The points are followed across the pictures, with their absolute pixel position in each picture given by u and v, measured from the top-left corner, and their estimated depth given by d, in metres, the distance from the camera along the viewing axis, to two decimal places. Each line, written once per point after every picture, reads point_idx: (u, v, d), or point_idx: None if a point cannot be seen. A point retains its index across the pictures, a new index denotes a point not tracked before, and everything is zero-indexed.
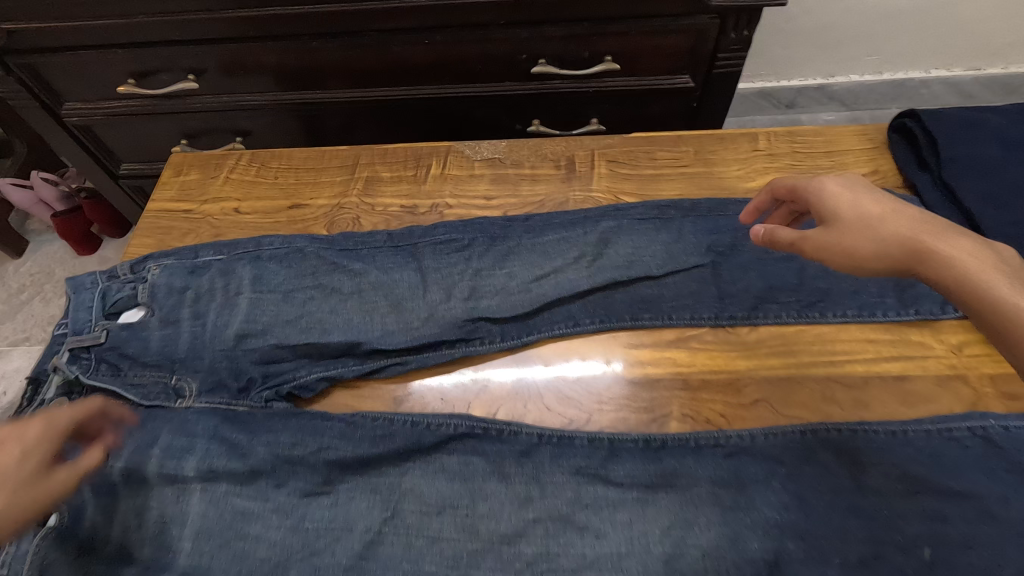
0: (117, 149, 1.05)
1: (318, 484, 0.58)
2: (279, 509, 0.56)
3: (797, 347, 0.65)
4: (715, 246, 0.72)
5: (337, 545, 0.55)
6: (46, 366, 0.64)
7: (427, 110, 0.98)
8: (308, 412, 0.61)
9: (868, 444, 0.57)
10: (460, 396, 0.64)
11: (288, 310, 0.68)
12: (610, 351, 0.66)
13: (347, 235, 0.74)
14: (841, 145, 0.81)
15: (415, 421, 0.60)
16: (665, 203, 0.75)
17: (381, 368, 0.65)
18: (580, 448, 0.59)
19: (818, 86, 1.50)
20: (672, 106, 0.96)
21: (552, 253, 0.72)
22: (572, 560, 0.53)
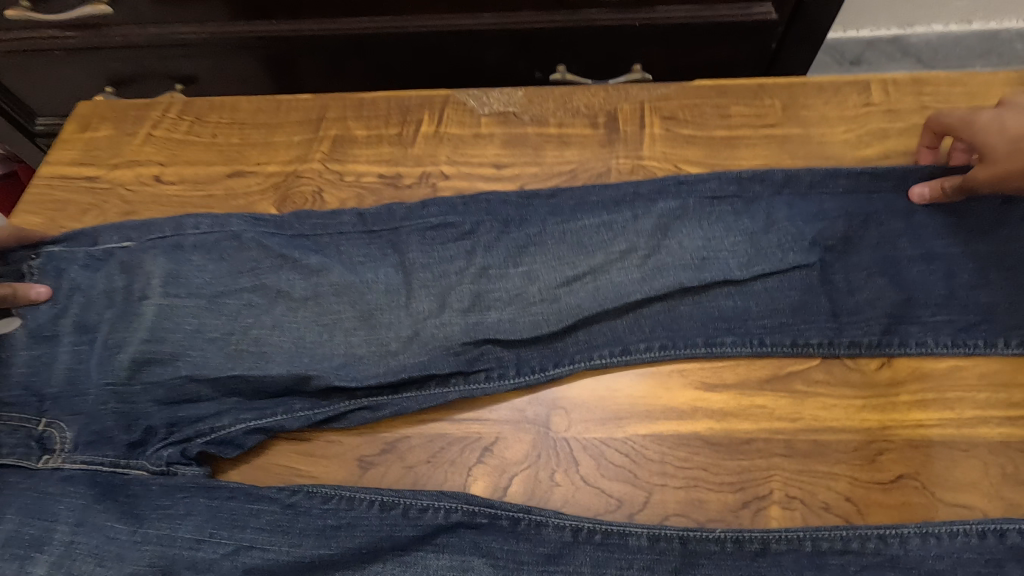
0: (29, 96, 0.83)
1: None
2: None
3: (955, 394, 0.44)
4: (822, 239, 0.49)
5: None
6: None
7: (421, 50, 0.75)
8: (229, 484, 0.41)
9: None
10: (456, 459, 0.43)
11: (211, 325, 0.46)
12: (675, 393, 0.45)
13: (303, 214, 0.51)
14: (989, 100, 0.59)
15: (386, 503, 0.40)
16: (747, 174, 0.52)
17: (341, 415, 0.45)
18: (638, 550, 0.39)
19: (891, 38, 1.19)
20: (741, 48, 0.73)
21: (589, 246, 0.50)
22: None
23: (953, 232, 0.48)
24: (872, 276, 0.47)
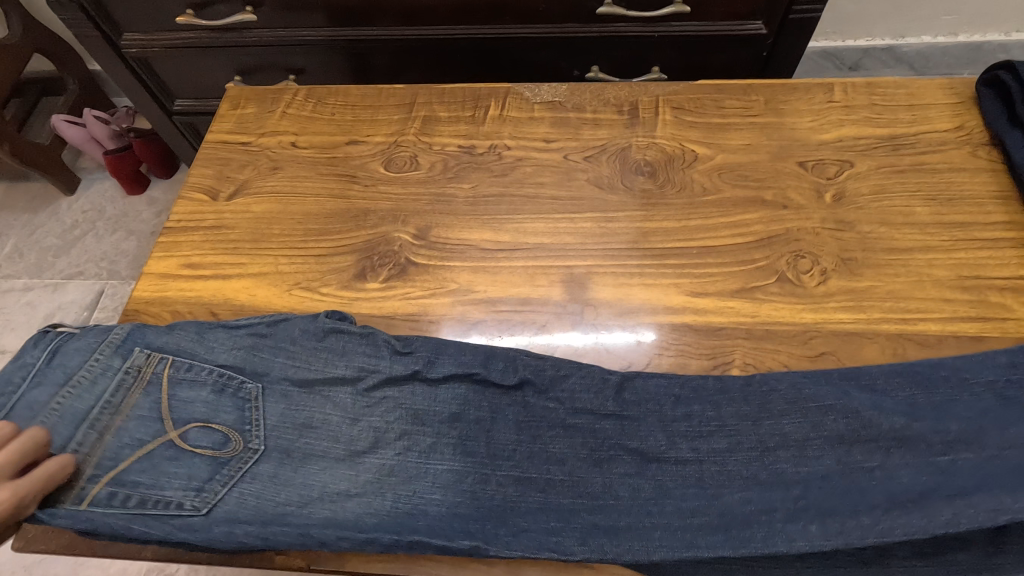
0: (171, 83, 1.05)
1: (370, 400, 0.61)
2: (340, 420, 0.60)
3: (868, 303, 0.62)
4: (783, 447, 0.55)
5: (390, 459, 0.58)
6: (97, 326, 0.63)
7: (484, 52, 0.95)
8: (370, 338, 0.62)
9: (941, 411, 0.55)
10: (518, 335, 0.64)
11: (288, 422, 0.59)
12: (671, 298, 0.64)
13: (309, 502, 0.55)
14: (925, 99, 0.77)
15: (472, 354, 0.61)
16: (743, 400, 0.58)
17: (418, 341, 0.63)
18: (647, 389, 0.59)
19: (886, 47, 1.40)
20: (740, 56, 0.92)
21: (586, 489, 0.56)
22: (626, 492, 0.55)
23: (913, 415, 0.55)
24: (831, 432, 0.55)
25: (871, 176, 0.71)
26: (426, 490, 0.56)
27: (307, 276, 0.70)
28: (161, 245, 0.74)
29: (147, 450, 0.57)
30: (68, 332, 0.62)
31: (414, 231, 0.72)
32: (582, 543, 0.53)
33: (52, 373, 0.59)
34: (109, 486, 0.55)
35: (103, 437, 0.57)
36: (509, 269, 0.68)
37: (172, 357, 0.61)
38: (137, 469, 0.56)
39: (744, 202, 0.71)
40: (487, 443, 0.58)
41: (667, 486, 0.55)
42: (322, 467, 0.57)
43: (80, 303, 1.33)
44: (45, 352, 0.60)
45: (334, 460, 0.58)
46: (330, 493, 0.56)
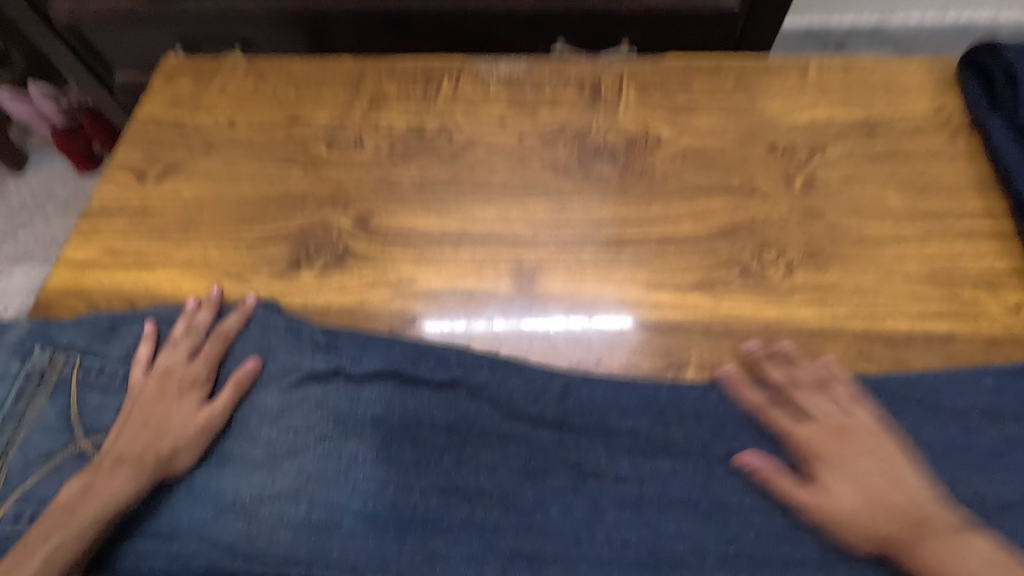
0: (110, 55, 0.98)
1: (288, 399, 0.56)
2: (258, 421, 0.56)
3: (834, 299, 0.58)
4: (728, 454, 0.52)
5: (306, 466, 0.53)
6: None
7: (442, 25, 0.89)
8: (294, 332, 0.59)
9: (896, 426, 0.52)
10: (461, 332, 0.60)
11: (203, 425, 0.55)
12: (625, 293, 0.60)
13: (222, 514, 0.52)
14: (903, 80, 0.72)
15: (399, 350, 0.57)
16: (686, 403, 0.54)
17: (341, 337, 0.58)
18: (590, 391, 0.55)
19: (874, 25, 1.35)
20: (712, 33, 0.87)
21: (517, 499, 0.51)
22: (560, 501, 0.51)
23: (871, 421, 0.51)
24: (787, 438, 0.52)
25: (842, 162, 0.66)
26: (343, 499, 0.51)
27: (238, 265, 0.65)
28: (82, 231, 0.68)
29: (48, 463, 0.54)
30: None
31: (355, 217, 0.67)
32: (504, 560, 0.49)
33: None
34: (17, 505, 0.53)
35: (4, 449, 0.55)
36: (454, 260, 0.63)
37: (78, 357, 0.58)
38: (45, 486, 0.53)
39: (707, 188, 0.66)
40: (412, 448, 0.53)
41: (607, 497, 0.51)
42: (238, 473, 0.54)
43: (29, 290, 1.27)
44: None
45: (251, 465, 0.54)
46: (244, 502, 0.52)
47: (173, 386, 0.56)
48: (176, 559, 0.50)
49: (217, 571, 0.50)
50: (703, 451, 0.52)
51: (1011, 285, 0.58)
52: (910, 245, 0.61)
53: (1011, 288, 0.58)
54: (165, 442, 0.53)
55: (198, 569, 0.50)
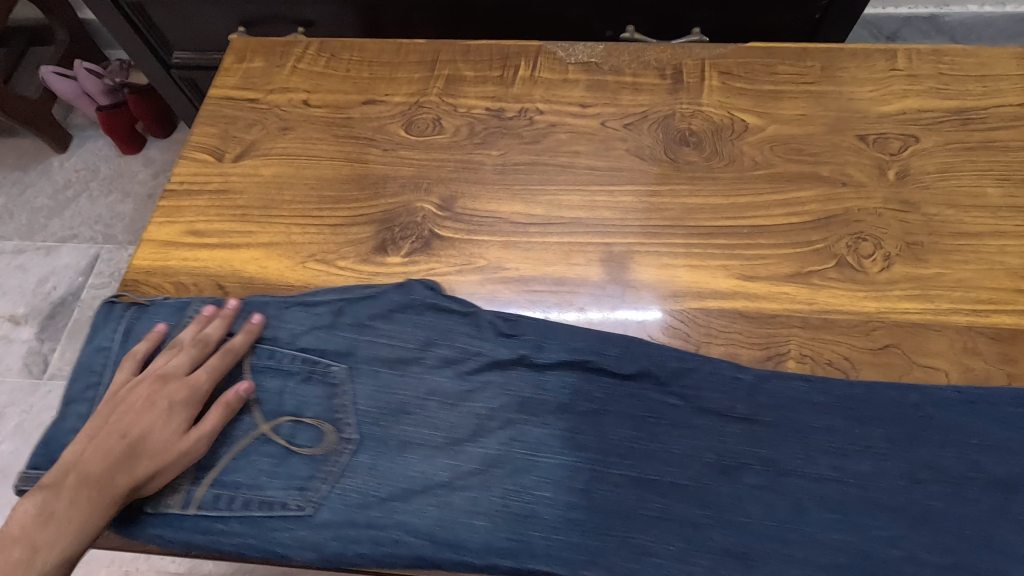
0: (169, 33, 0.97)
1: (466, 386, 0.56)
2: (438, 408, 0.55)
3: (935, 292, 0.57)
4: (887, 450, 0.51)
5: (495, 452, 0.53)
6: (166, 307, 0.60)
7: (509, 6, 0.88)
8: (465, 317, 0.59)
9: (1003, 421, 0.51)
10: (551, 318, 0.59)
11: (390, 412, 0.55)
12: (719, 282, 0.59)
13: (416, 498, 0.52)
14: (996, 69, 0.70)
15: (562, 341, 0.57)
16: (870, 399, 0.53)
17: (521, 326, 0.58)
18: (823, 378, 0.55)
19: (930, 15, 1.32)
20: (788, 18, 0.85)
21: (709, 494, 0.51)
22: (760, 500, 0.50)
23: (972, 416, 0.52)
24: (891, 432, 0.52)
25: (937, 153, 0.65)
26: (535, 487, 0.52)
27: (322, 247, 0.64)
28: (162, 210, 0.68)
29: (238, 445, 0.54)
30: (134, 308, 0.60)
31: (439, 201, 0.66)
32: (714, 559, 0.49)
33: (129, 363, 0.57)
34: (213, 488, 0.52)
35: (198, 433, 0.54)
36: (542, 245, 0.63)
37: (256, 343, 0.58)
38: (236, 468, 0.53)
39: (799, 177, 0.65)
40: (597, 438, 0.53)
41: (797, 498, 0.50)
42: (422, 456, 0.53)
43: (76, 268, 1.27)
44: (119, 333, 0.59)
45: (433, 449, 0.54)
46: (433, 487, 0.52)
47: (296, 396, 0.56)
48: (378, 546, 0.50)
49: (422, 558, 0.49)
50: (898, 450, 0.51)
51: None
52: (1011, 238, 0.60)
53: None
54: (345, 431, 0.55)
55: (401, 557, 0.49)
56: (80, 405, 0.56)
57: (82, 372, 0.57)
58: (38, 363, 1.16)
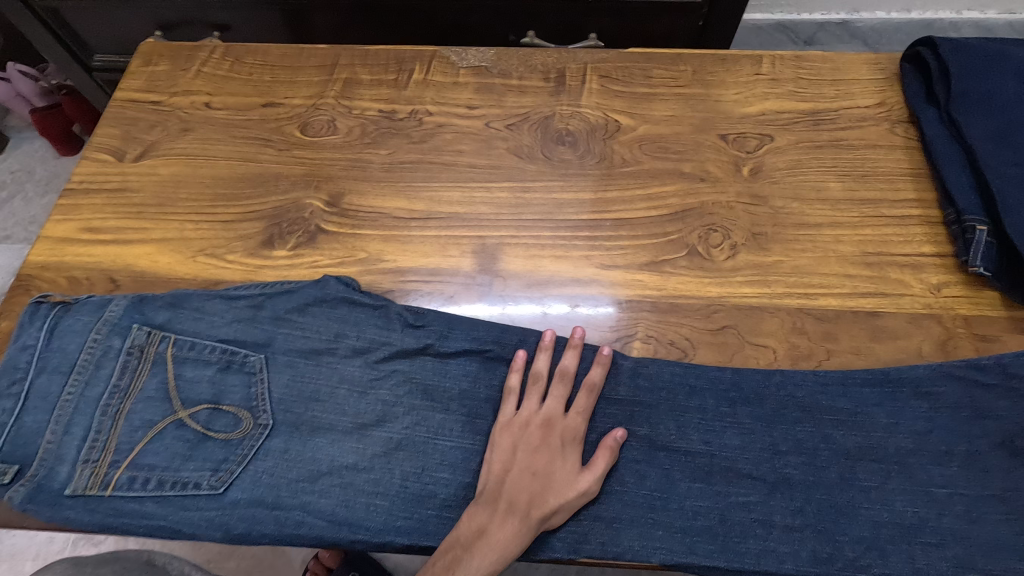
0: (88, 37, 0.99)
1: (376, 374, 0.57)
2: (346, 395, 0.56)
3: (773, 277, 0.63)
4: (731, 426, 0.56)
5: (399, 436, 0.55)
6: (89, 301, 0.58)
7: (415, 12, 0.92)
8: (368, 309, 0.59)
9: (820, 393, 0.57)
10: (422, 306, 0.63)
11: (299, 399, 0.57)
12: (580, 271, 0.64)
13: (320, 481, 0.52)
14: (848, 74, 0.76)
15: (456, 332, 0.58)
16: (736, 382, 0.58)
17: (427, 317, 0.59)
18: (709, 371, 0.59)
19: (840, 21, 1.40)
20: (676, 25, 0.90)
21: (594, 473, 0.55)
22: (636, 476, 0.55)
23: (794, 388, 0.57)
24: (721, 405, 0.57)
25: (789, 150, 0.71)
26: (436, 467, 0.54)
27: (212, 243, 0.67)
28: (61, 208, 0.70)
29: (155, 429, 0.54)
30: (61, 305, 0.58)
31: (327, 197, 0.70)
32: (587, 525, 0.53)
33: (52, 356, 0.55)
34: (129, 471, 0.52)
35: (110, 419, 0.53)
36: (420, 239, 0.67)
37: (174, 335, 0.58)
38: (152, 451, 0.53)
39: (662, 173, 0.70)
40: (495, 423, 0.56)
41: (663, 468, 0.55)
42: (331, 440, 0.54)
43: (9, 269, 1.28)
44: (44, 331, 0.56)
45: (340, 434, 0.55)
46: (338, 468, 0.53)
47: (554, 439, 0.55)
48: (283, 527, 0.50)
49: (322, 539, 0.50)
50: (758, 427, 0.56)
51: (935, 266, 0.63)
52: (845, 228, 0.66)
53: (934, 269, 0.63)
54: (550, 501, 0.52)
55: (303, 537, 0.50)
56: None
57: (7, 371, 0.54)
58: None
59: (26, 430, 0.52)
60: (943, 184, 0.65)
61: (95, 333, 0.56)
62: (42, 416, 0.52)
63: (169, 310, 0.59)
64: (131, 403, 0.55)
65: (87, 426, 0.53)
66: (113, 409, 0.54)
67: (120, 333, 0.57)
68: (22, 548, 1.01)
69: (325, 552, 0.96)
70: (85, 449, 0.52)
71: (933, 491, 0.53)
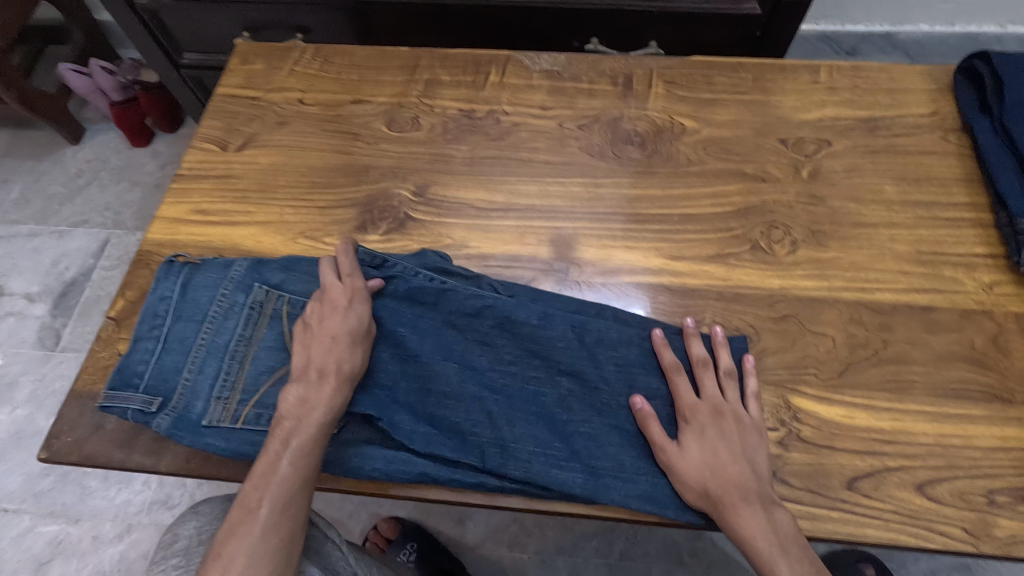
0: (180, 37, 1.07)
1: (468, 336, 0.63)
2: (441, 349, 0.63)
3: (831, 272, 0.67)
4: (793, 406, 0.61)
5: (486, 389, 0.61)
6: (214, 260, 0.66)
7: (487, 19, 0.98)
8: (457, 276, 0.67)
9: (877, 380, 0.62)
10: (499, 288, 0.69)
11: (399, 353, 0.63)
12: (649, 260, 0.69)
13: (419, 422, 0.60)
14: (903, 84, 0.81)
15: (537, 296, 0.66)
16: (797, 365, 0.63)
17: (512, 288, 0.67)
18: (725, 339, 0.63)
19: (884, 33, 1.43)
20: (733, 35, 0.95)
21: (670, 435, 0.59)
22: None
23: (850, 374, 0.62)
24: (782, 386, 0.62)
25: (845, 154, 0.75)
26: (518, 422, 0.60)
27: (310, 226, 0.74)
28: (173, 192, 0.78)
29: (274, 375, 0.61)
30: (190, 265, 0.66)
31: (413, 188, 0.76)
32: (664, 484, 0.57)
33: (187, 308, 0.63)
34: (255, 408, 0.59)
35: (238, 363, 0.61)
36: (500, 227, 0.73)
37: (288, 295, 0.64)
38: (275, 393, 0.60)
39: (726, 173, 0.75)
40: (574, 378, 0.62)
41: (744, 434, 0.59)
42: (428, 389, 0.61)
43: (86, 251, 1.37)
44: (178, 286, 0.65)
45: (436, 384, 0.61)
46: (434, 410, 0.60)
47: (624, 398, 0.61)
48: (390, 464, 0.58)
49: (425, 475, 0.58)
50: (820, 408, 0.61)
51: (986, 266, 0.67)
52: (898, 226, 0.70)
53: (985, 268, 0.67)
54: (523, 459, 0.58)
55: (408, 473, 0.58)
56: (101, 353, 0.66)
57: (148, 317, 0.63)
58: (52, 336, 1.27)
59: (166, 368, 0.61)
60: (996, 189, 0.69)
61: (223, 290, 0.64)
62: (180, 358, 0.61)
63: (291, 272, 0.66)
64: (252, 352, 0.62)
65: (218, 368, 0.60)
66: (240, 355, 0.61)
67: (244, 290, 0.64)
68: (102, 509, 1.09)
69: (383, 523, 1.03)
70: (217, 388, 0.60)
71: (982, 470, 0.57)
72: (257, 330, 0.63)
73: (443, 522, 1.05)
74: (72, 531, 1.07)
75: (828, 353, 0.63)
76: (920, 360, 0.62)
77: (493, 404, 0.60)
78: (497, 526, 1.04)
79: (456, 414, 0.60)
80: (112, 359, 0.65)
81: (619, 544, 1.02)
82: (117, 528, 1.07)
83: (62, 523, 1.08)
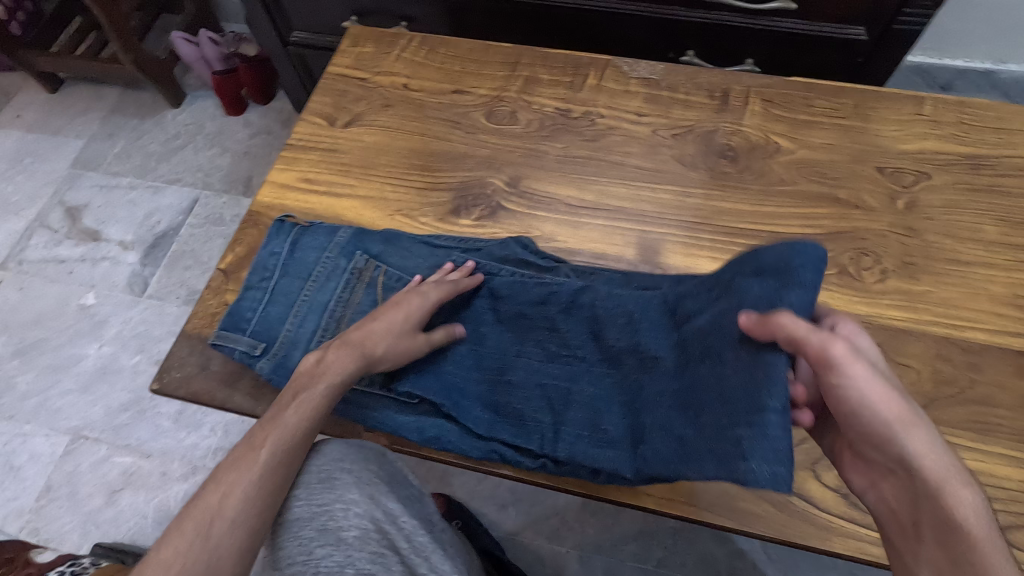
0: (292, 17, 1.14)
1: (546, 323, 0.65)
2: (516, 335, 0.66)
3: (920, 305, 0.67)
4: None
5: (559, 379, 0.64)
6: (322, 224, 0.71)
7: (587, 23, 1.00)
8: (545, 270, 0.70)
9: (959, 418, 0.61)
10: None
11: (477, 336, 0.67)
12: None
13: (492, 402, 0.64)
14: (1013, 124, 0.79)
15: None
16: None
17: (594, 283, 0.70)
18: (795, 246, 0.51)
19: (984, 70, 1.38)
20: (834, 60, 0.94)
21: None
22: None
23: (931, 409, 0.62)
24: None
25: (945, 189, 0.74)
26: None
27: (408, 205, 0.78)
28: (283, 160, 0.83)
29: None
30: (299, 225, 0.71)
31: (507, 179, 0.79)
32: None
33: (294, 265, 0.68)
34: None
35: (335, 321, 0.65)
36: (589, 225, 0.75)
37: (386, 266, 0.69)
38: None
39: (818, 196, 0.75)
40: None
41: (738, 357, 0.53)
42: (501, 373, 0.65)
43: (177, 208, 1.46)
44: (288, 244, 0.70)
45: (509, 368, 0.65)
46: (503, 390, 0.64)
47: None
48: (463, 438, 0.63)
49: (494, 452, 0.62)
50: None
51: None
52: (995, 268, 0.69)
53: None
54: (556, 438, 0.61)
55: (478, 448, 0.62)
56: (211, 301, 0.72)
57: (260, 269, 0.68)
58: (139, 283, 1.36)
59: (271, 317, 0.66)
60: None
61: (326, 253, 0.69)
62: (284, 309, 0.66)
63: (394, 246, 0.70)
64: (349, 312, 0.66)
65: (317, 324, 0.65)
66: (338, 314, 0.66)
67: (350, 254, 0.69)
68: (171, 448, 1.16)
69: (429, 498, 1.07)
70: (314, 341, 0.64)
71: None
72: (355, 294, 0.67)
73: (486, 506, 1.08)
74: (144, 465, 1.15)
75: (909, 385, 0.63)
76: (1007, 404, 0.61)
77: (555, 392, 0.63)
78: (537, 517, 1.07)
79: (523, 395, 0.64)
80: (220, 307, 0.71)
81: (657, 551, 1.03)
82: (184, 468, 1.14)
83: (135, 456, 1.16)
